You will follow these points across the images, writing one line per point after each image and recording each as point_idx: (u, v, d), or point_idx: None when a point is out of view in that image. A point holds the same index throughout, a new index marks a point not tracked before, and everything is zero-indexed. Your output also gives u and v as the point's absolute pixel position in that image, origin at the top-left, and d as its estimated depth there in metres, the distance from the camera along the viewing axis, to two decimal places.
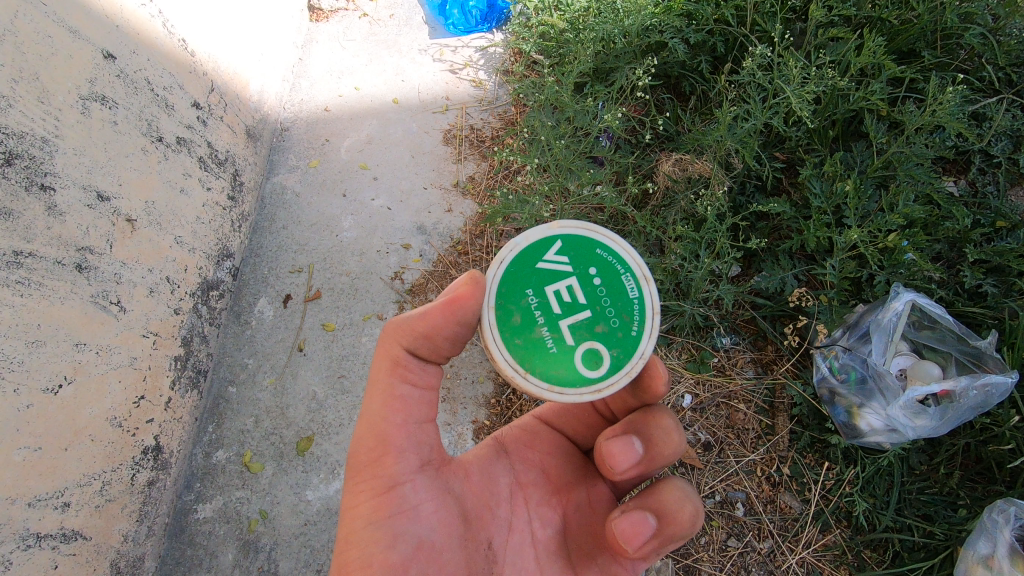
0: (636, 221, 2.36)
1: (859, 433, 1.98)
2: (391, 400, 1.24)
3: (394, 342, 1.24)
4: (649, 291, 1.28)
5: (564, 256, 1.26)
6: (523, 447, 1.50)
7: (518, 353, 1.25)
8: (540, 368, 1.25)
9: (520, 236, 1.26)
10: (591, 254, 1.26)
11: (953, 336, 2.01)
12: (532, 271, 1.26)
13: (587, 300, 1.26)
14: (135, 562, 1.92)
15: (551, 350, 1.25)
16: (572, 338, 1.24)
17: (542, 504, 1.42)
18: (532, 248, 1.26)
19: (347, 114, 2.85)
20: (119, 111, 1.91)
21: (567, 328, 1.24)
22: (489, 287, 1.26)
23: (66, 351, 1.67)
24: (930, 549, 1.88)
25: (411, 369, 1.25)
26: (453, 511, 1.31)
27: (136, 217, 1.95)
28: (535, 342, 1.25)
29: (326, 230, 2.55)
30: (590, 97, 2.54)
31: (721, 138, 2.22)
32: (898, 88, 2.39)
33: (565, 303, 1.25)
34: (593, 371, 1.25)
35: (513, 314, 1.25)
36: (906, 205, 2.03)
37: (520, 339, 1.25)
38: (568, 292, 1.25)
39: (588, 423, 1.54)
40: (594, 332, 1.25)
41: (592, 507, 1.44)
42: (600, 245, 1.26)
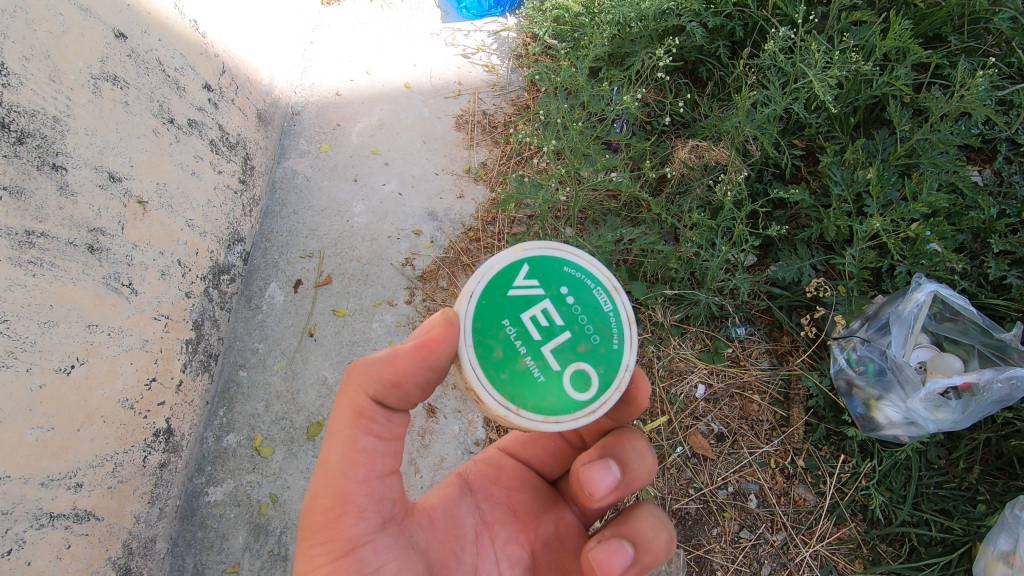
0: (650, 208, 2.32)
1: (877, 426, 1.93)
2: (352, 453, 1.13)
3: (357, 388, 1.14)
4: (623, 301, 1.21)
5: (533, 280, 1.17)
6: (489, 483, 1.45)
7: (505, 390, 1.14)
8: (531, 401, 1.15)
9: (484, 266, 1.17)
10: (559, 272, 1.18)
11: (976, 328, 1.96)
12: (504, 300, 1.16)
13: (565, 321, 1.18)
14: (147, 544, 1.93)
15: (539, 380, 1.15)
16: (558, 364, 1.16)
17: (511, 542, 1.36)
18: (499, 276, 1.17)
19: (358, 98, 2.82)
20: (130, 92, 1.90)
21: (551, 354, 1.15)
22: (463, 324, 1.15)
23: (79, 332, 1.67)
24: (948, 544, 1.86)
25: (377, 419, 1.16)
26: (418, 566, 1.20)
27: (147, 199, 1.94)
28: (521, 374, 1.14)
29: (337, 215, 2.54)
30: (606, 82, 2.49)
31: (739, 124, 2.17)
32: (923, 74, 2.32)
33: (543, 328, 1.16)
34: (584, 394, 1.17)
35: (493, 349, 1.15)
36: (930, 193, 1.97)
37: (505, 373, 1.14)
38: (544, 315, 1.16)
39: (555, 453, 1.50)
40: (578, 352, 1.17)
41: (562, 541, 1.40)
42: (566, 263, 1.19)
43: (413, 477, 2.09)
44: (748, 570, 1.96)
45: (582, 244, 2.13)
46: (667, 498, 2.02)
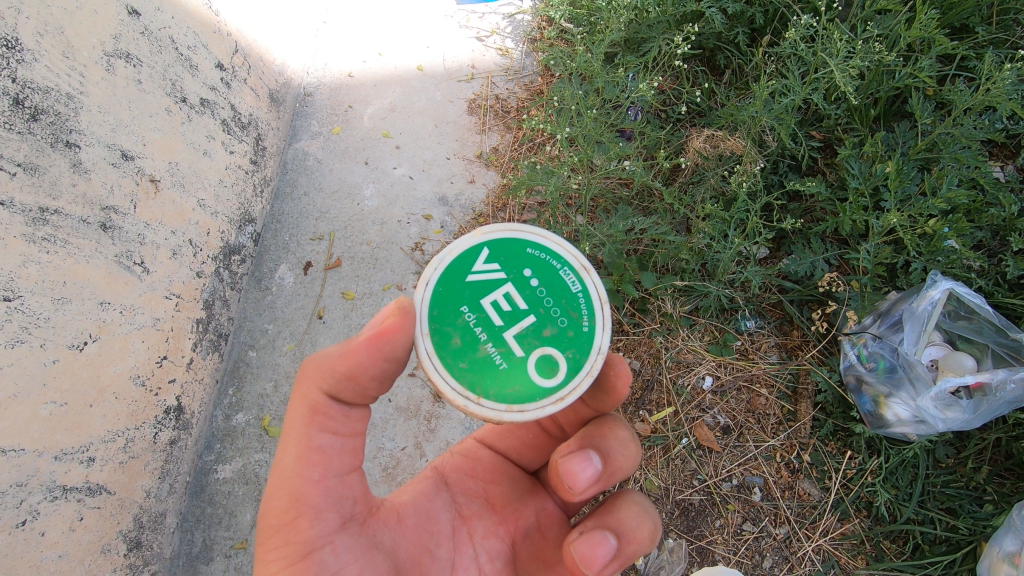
0: (663, 198, 2.30)
1: (885, 423, 1.93)
2: (307, 453, 1.11)
3: (311, 384, 1.11)
4: (593, 281, 1.20)
5: (493, 263, 1.18)
6: (465, 476, 1.45)
7: (465, 379, 1.14)
8: (494, 390, 1.14)
9: (443, 253, 1.19)
10: (522, 255, 1.18)
11: (991, 327, 1.93)
12: (463, 286, 1.17)
13: (528, 305, 1.17)
14: (157, 518, 1.96)
15: (501, 368, 1.14)
16: (521, 350, 1.14)
17: (489, 535, 1.37)
18: (459, 262, 1.18)
19: (370, 80, 2.80)
20: (143, 70, 1.89)
21: (513, 339, 1.14)
22: (420, 312, 1.16)
23: (92, 309, 1.69)
24: (953, 543, 1.86)
25: (332, 415, 1.13)
26: (384, 567, 1.18)
27: (159, 178, 1.95)
28: (482, 362, 1.14)
29: (348, 198, 2.53)
30: (621, 68, 2.45)
31: (756, 115, 2.14)
32: (947, 66, 2.27)
33: (505, 313, 1.15)
34: (550, 381, 1.15)
35: (452, 337, 1.15)
36: (950, 189, 1.93)
37: (465, 361, 1.14)
38: (506, 300, 1.16)
39: (533, 444, 1.49)
40: (543, 337, 1.15)
41: (543, 533, 1.41)
42: (528, 245, 1.20)
43: (418, 460, 2.11)
44: (750, 562, 1.96)
45: (593, 233, 2.12)
46: (671, 489, 2.03)
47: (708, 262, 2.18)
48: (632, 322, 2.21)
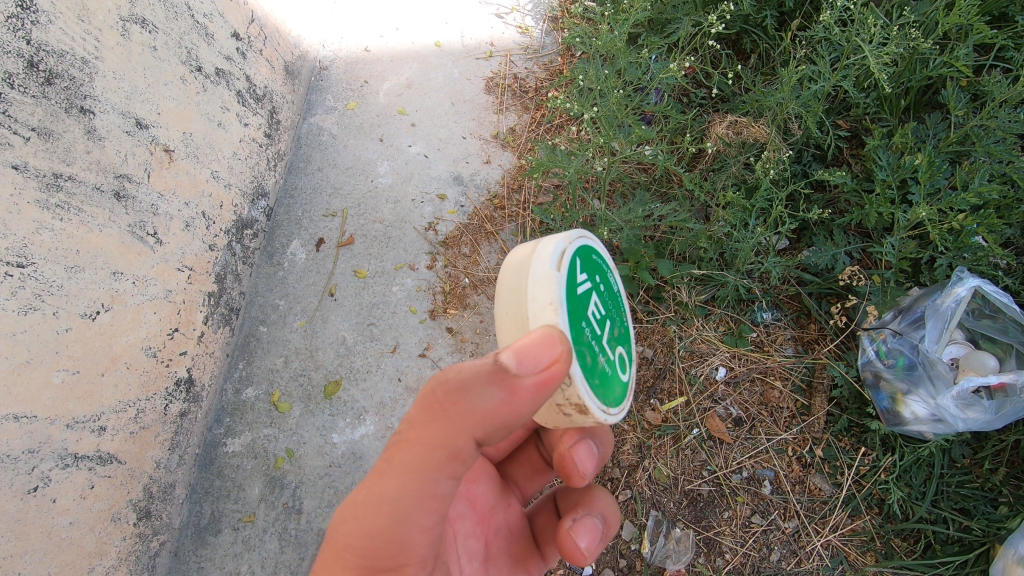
0: (683, 184, 2.25)
1: (902, 421, 1.89)
2: (426, 496, 0.97)
3: (460, 428, 0.94)
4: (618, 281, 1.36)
5: (583, 272, 1.17)
6: None
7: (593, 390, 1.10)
8: (608, 396, 1.17)
9: (553, 267, 1.07)
10: (591, 261, 1.22)
11: (1016, 327, 1.88)
12: (576, 301, 1.11)
13: (605, 309, 1.24)
14: (167, 489, 1.97)
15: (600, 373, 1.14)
16: (611, 351, 1.22)
17: (470, 535, 1.33)
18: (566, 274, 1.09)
19: (387, 56, 2.74)
20: (159, 37, 1.86)
21: (608, 343, 1.21)
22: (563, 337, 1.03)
23: (104, 279, 1.68)
24: (965, 543, 1.84)
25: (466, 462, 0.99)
26: None
27: (173, 148, 1.92)
28: (600, 372, 1.16)
29: (362, 175, 2.50)
30: (644, 49, 2.39)
31: (783, 101, 2.08)
32: (984, 56, 2.19)
33: (601, 319, 1.19)
34: (626, 374, 1.29)
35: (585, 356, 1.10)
36: (981, 183, 1.88)
37: (595, 378, 1.13)
38: (597, 306, 1.19)
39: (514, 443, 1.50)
40: (617, 335, 1.27)
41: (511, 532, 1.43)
42: (591, 250, 1.24)
43: None
44: (758, 555, 1.94)
45: (610, 218, 2.08)
46: (680, 479, 2.01)
47: (726, 251, 2.14)
48: (646, 309, 2.18)
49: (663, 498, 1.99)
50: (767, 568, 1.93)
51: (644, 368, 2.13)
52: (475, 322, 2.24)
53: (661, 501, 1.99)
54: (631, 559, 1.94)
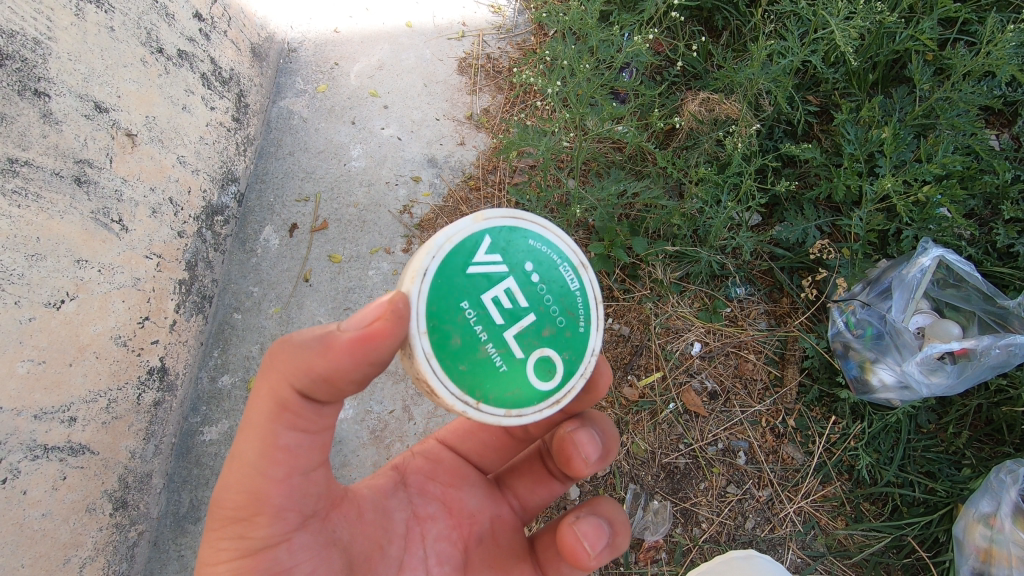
0: (656, 162, 2.25)
1: (870, 389, 1.94)
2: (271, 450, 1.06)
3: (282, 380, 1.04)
4: (590, 279, 1.20)
5: (495, 256, 1.14)
6: (424, 478, 1.44)
7: (464, 383, 1.11)
8: (493, 394, 1.12)
9: (441, 236, 1.13)
10: (523, 246, 1.16)
11: (979, 295, 1.95)
12: (464, 279, 1.13)
13: (530, 302, 1.14)
14: (143, 479, 1.94)
15: (503, 371, 1.12)
16: (522, 351, 1.13)
17: (441, 538, 1.34)
18: (462, 253, 1.13)
19: (358, 37, 2.69)
20: (116, 16, 1.80)
21: (514, 340, 1.12)
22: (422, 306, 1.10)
23: (68, 268, 1.65)
24: (930, 504, 1.89)
25: (302, 412, 1.07)
26: (339, 566, 1.17)
27: (136, 132, 1.87)
28: (482, 364, 1.11)
29: (334, 159, 2.47)
30: (616, 26, 2.37)
31: (753, 77, 2.09)
32: (949, 29, 2.22)
33: (506, 311, 1.12)
34: (548, 383, 1.15)
35: (451, 336, 1.11)
36: (945, 155, 1.91)
37: (464, 365, 1.11)
38: (508, 296, 1.13)
39: (492, 446, 1.52)
40: (542, 338, 1.15)
41: (495, 539, 1.41)
42: (531, 236, 1.17)
43: (406, 424, 2.11)
44: (733, 523, 1.99)
45: (584, 197, 2.09)
46: (657, 452, 2.05)
47: (700, 227, 2.15)
48: (623, 288, 2.19)
49: (641, 471, 2.03)
50: (742, 535, 1.98)
51: (621, 346, 2.15)
52: None
53: (639, 475, 2.02)
54: None
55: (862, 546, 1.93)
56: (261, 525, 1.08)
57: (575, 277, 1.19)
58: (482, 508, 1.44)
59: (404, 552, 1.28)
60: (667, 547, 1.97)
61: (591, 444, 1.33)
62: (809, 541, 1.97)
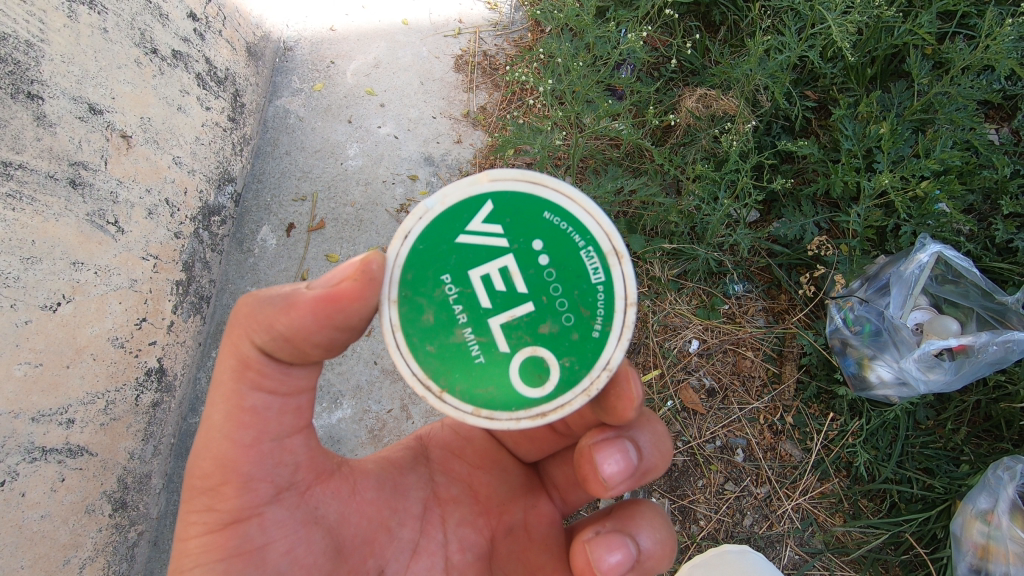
0: (653, 159, 2.24)
1: (868, 386, 1.94)
2: (238, 413, 1.09)
3: (243, 336, 1.07)
4: (621, 273, 1.11)
5: (496, 225, 1.10)
6: (449, 455, 1.44)
7: (430, 366, 1.12)
8: (462, 386, 1.12)
9: (436, 200, 1.12)
10: (535, 221, 1.10)
11: (977, 291, 1.94)
12: (451, 249, 1.11)
13: (529, 289, 1.09)
14: (142, 479, 1.94)
15: (477, 363, 1.11)
16: (507, 346, 1.10)
17: (463, 523, 1.34)
18: (462, 214, 1.11)
19: (354, 35, 2.69)
20: (109, 18, 1.80)
21: (500, 329, 1.09)
22: (394, 275, 1.12)
23: (64, 270, 1.65)
24: (928, 501, 1.89)
25: (266, 372, 1.09)
26: (321, 544, 1.18)
27: (131, 133, 1.87)
28: (453, 350, 1.11)
29: (331, 158, 2.46)
30: (613, 22, 2.35)
31: (751, 72, 2.09)
32: (948, 23, 2.20)
33: (497, 294, 1.09)
34: (536, 390, 1.11)
35: (424, 313, 1.11)
36: (943, 150, 1.90)
37: (432, 346, 1.12)
38: (502, 278, 1.09)
39: (532, 437, 1.45)
40: (537, 334, 1.10)
41: (528, 531, 1.36)
42: (547, 209, 1.10)
43: (404, 423, 2.11)
44: (731, 520, 2.00)
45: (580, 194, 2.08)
46: None
47: (697, 225, 2.15)
48: None
49: None
50: (740, 532, 1.99)
51: None
52: None
53: None
54: None
55: (860, 542, 1.93)
56: (228, 497, 1.10)
57: (599, 268, 1.11)
58: (514, 497, 1.40)
59: (419, 535, 1.29)
60: None
61: (626, 458, 1.24)
62: (807, 538, 1.98)
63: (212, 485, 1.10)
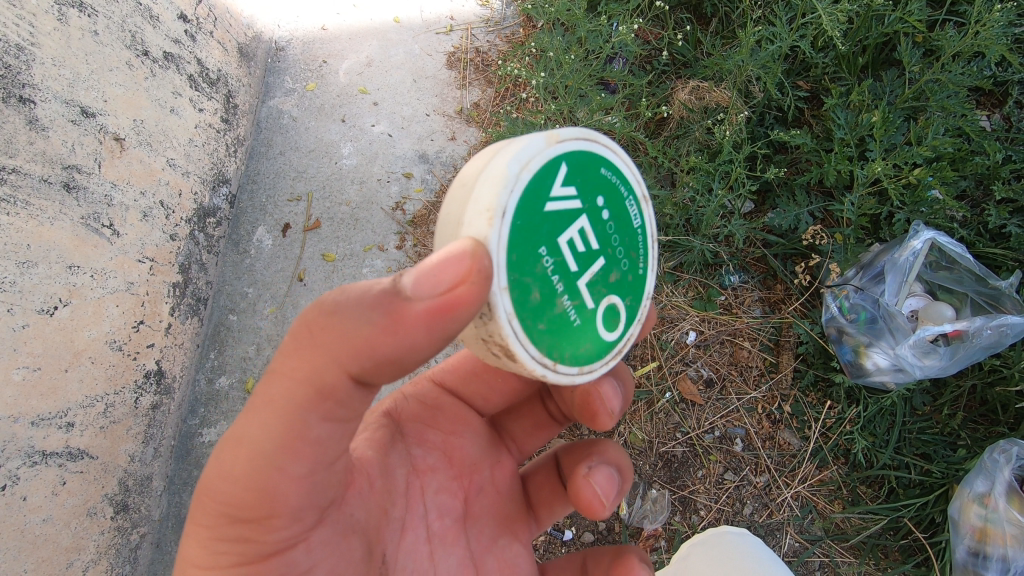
0: (647, 152, 2.25)
1: (865, 372, 1.94)
2: (294, 443, 0.85)
3: (331, 361, 0.82)
4: (649, 215, 1.10)
5: (571, 185, 0.96)
6: (421, 426, 1.26)
7: (543, 343, 0.95)
8: (569, 353, 0.99)
9: (515, 164, 0.90)
10: (598, 175, 1.00)
11: (971, 277, 1.95)
12: (542, 218, 0.92)
13: (600, 243, 1.00)
14: (143, 482, 1.95)
15: (576, 325, 0.99)
16: (592, 300, 1.00)
17: (441, 490, 1.21)
18: (540, 177, 0.92)
19: (345, 34, 2.68)
20: (99, 20, 1.80)
21: (587, 288, 0.98)
22: (497, 257, 0.88)
23: (60, 274, 1.65)
24: (926, 486, 1.90)
25: (345, 401, 0.86)
26: (358, 554, 1.00)
27: (124, 136, 1.87)
28: (559, 320, 0.96)
29: (325, 157, 2.46)
30: (604, 16, 2.35)
31: (742, 63, 2.10)
32: (938, 10, 2.21)
33: (581, 254, 0.97)
34: (612, 333, 1.06)
35: (530, 291, 0.92)
36: (935, 137, 1.92)
37: (543, 323, 0.94)
38: (582, 238, 0.97)
39: (503, 394, 1.35)
40: (610, 283, 1.03)
41: (495, 487, 1.33)
42: (603, 163, 1.01)
43: None
44: (731, 509, 2.01)
45: None
46: (654, 442, 2.05)
47: (692, 216, 2.15)
48: None
49: (639, 461, 2.03)
50: (740, 521, 2.00)
51: None
52: None
53: (637, 464, 2.03)
54: (610, 522, 1.99)
55: (859, 528, 1.94)
56: (274, 530, 0.88)
57: (636, 213, 1.08)
58: (483, 457, 1.32)
59: (405, 511, 1.13)
60: (666, 535, 1.99)
61: (617, 393, 1.26)
62: (807, 525, 1.98)
63: (252, 516, 0.86)
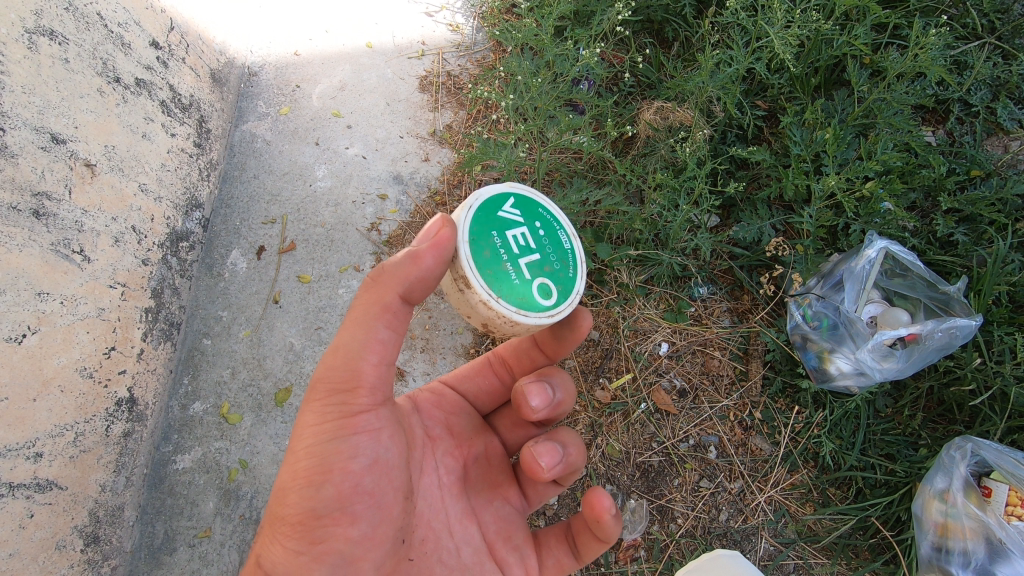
0: (616, 170, 2.33)
1: (829, 377, 2.02)
2: (371, 338, 1.18)
3: (389, 289, 1.18)
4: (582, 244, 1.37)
5: (518, 210, 1.30)
6: (431, 407, 1.55)
7: (488, 285, 1.23)
8: (506, 297, 1.25)
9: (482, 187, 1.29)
10: (540, 211, 1.33)
11: (923, 283, 2.06)
12: (495, 219, 1.28)
13: (537, 245, 1.30)
14: (115, 512, 1.90)
15: (517, 284, 1.26)
16: (528, 273, 1.28)
17: (447, 454, 1.47)
18: (493, 199, 1.29)
19: (318, 58, 2.72)
20: (70, 48, 1.80)
21: (526, 265, 1.28)
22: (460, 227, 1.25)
23: (29, 301, 1.63)
24: (891, 485, 1.97)
25: (399, 315, 1.20)
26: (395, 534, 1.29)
27: (95, 162, 1.86)
28: (499, 276, 1.25)
29: (299, 180, 2.48)
30: (571, 41, 2.44)
31: (703, 85, 2.19)
32: (882, 34, 2.35)
33: (519, 245, 1.28)
34: (548, 301, 1.29)
35: (484, 253, 1.25)
36: (884, 152, 2.03)
37: (489, 270, 1.24)
38: (521, 237, 1.29)
39: (488, 391, 1.66)
40: (544, 271, 1.30)
41: (489, 460, 1.57)
42: (543, 205, 1.33)
43: None
44: (708, 516, 2.03)
45: None
46: (631, 452, 2.09)
47: (660, 231, 2.23)
48: (590, 294, 2.25)
49: (617, 472, 2.07)
50: (716, 528, 2.02)
51: (591, 350, 2.19)
52: (424, 318, 2.28)
53: (615, 475, 2.06)
54: None
55: (830, 529, 1.99)
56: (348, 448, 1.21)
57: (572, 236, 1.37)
58: (476, 434, 1.58)
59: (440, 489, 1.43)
60: (645, 545, 2.00)
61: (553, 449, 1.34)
62: (780, 529, 2.02)
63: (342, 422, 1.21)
